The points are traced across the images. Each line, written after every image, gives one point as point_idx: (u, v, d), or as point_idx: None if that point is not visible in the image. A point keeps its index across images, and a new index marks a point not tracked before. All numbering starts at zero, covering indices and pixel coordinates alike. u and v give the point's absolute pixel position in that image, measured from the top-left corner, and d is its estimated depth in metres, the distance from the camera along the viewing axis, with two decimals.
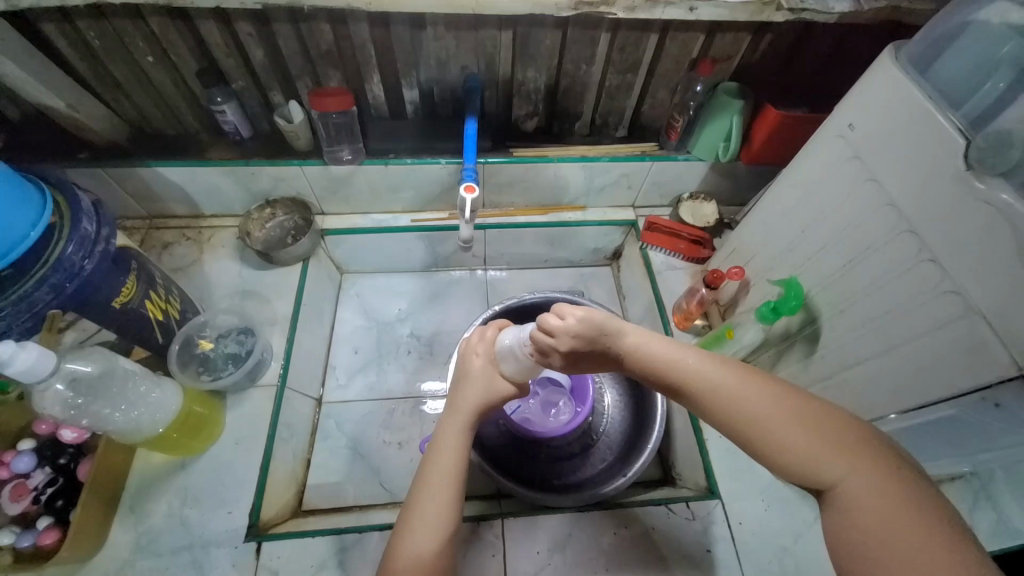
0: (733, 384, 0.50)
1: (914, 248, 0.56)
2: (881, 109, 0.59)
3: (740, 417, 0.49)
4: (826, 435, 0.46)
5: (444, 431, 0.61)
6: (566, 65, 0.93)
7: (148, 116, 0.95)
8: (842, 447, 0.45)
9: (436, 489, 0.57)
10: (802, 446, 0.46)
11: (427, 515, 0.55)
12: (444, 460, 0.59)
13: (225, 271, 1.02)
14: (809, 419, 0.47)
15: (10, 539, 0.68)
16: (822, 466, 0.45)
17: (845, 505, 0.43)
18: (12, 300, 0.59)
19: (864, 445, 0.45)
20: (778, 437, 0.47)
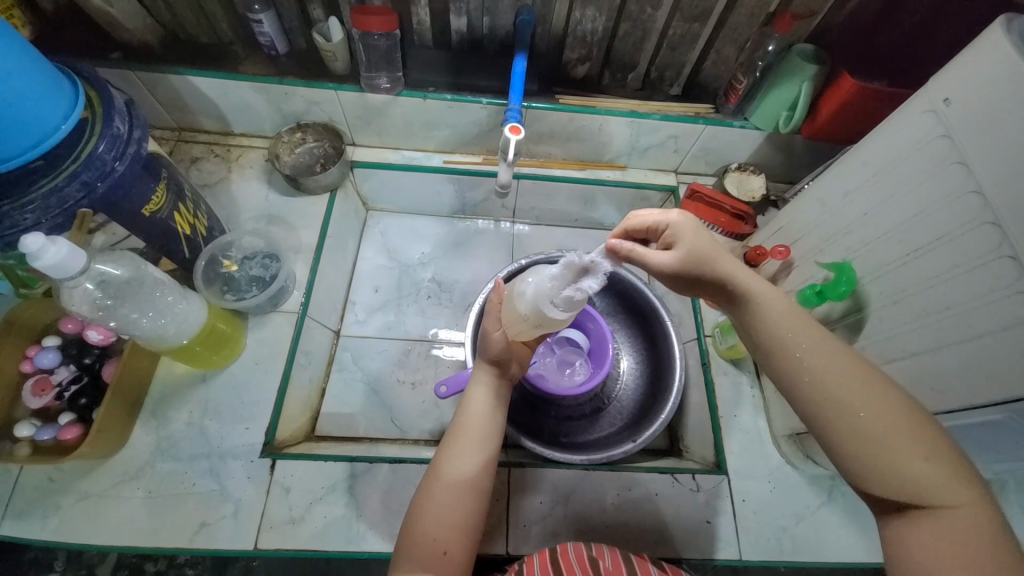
0: (843, 382, 0.48)
1: (993, 242, 0.52)
2: (983, 84, 0.53)
3: (848, 415, 0.47)
4: (929, 453, 0.45)
5: (473, 394, 0.67)
6: (629, 6, 0.85)
7: (181, 19, 0.90)
8: (944, 470, 0.44)
9: (475, 426, 0.64)
10: (904, 457, 0.45)
11: (464, 445, 0.62)
12: (474, 416, 0.65)
13: (252, 193, 1.00)
14: (915, 433, 0.46)
15: (31, 431, 0.72)
16: (919, 481, 0.44)
17: (928, 523, 0.44)
18: (42, 193, 0.58)
19: (960, 469, 0.45)
20: (879, 442, 0.46)
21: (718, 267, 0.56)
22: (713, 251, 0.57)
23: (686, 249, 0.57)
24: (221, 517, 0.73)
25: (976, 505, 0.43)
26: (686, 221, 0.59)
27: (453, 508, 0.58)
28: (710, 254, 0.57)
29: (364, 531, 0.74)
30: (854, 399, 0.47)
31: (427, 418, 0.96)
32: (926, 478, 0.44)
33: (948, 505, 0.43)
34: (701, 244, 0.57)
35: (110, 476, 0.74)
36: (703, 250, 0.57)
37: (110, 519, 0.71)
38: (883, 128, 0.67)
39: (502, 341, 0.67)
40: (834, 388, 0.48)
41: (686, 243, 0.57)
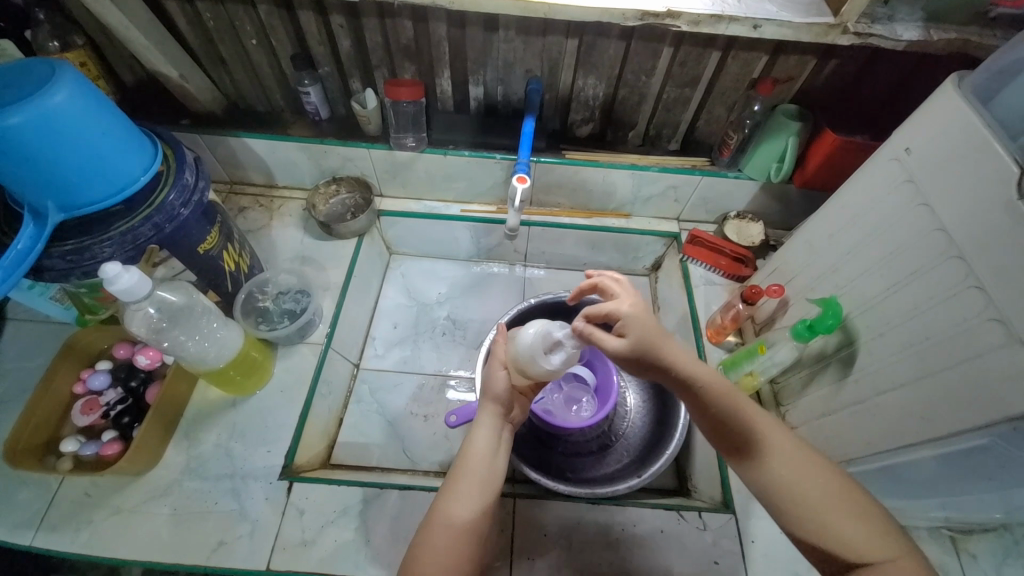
0: (782, 459, 0.54)
1: (961, 274, 0.56)
2: (938, 136, 0.60)
3: (791, 488, 0.53)
4: (863, 513, 0.51)
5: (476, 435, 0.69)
6: (626, 75, 0.97)
7: (244, 92, 1.06)
8: (876, 530, 0.50)
9: (473, 474, 0.66)
10: (841, 520, 0.50)
11: (464, 492, 0.64)
12: (475, 457, 0.67)
13: (289, 237, 1.11)
14: (845, 496, 0.52)
15: (75, 447, 0.80)
16: (857, 541, 0.49)
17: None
18: (120, 232, 0.68)
19: (891, 528, 0.50)
20: (813, 505, 0.52)
21: (667, 357, 0.57)
22: (658, 337, 0.58)
23: (639, 336, 0.58)
24: (238, 536, 0.76)
25: (908, 558, 0.48)
26: (636, 305, 0.60)
27: (450, 554, 0.60)
28: (657, 343, 0.57)
29: (371, 555, 0.76)
30: (791, 471, 0.54)
31: (438, 450, 0.99)
32: (861, 537, 0.49)
33: (883, 560, 0.48)
34: (649, 331, 0.58)
35: (140, 493, 0.79)
36: (651, 337, 0.57)
37: (134, 534, 0.76)
38: (858, 175, 0.73)
39: (504, 381, 0.72)
40: (770, 455, 0.55)
41: (636, 332, 0.58)
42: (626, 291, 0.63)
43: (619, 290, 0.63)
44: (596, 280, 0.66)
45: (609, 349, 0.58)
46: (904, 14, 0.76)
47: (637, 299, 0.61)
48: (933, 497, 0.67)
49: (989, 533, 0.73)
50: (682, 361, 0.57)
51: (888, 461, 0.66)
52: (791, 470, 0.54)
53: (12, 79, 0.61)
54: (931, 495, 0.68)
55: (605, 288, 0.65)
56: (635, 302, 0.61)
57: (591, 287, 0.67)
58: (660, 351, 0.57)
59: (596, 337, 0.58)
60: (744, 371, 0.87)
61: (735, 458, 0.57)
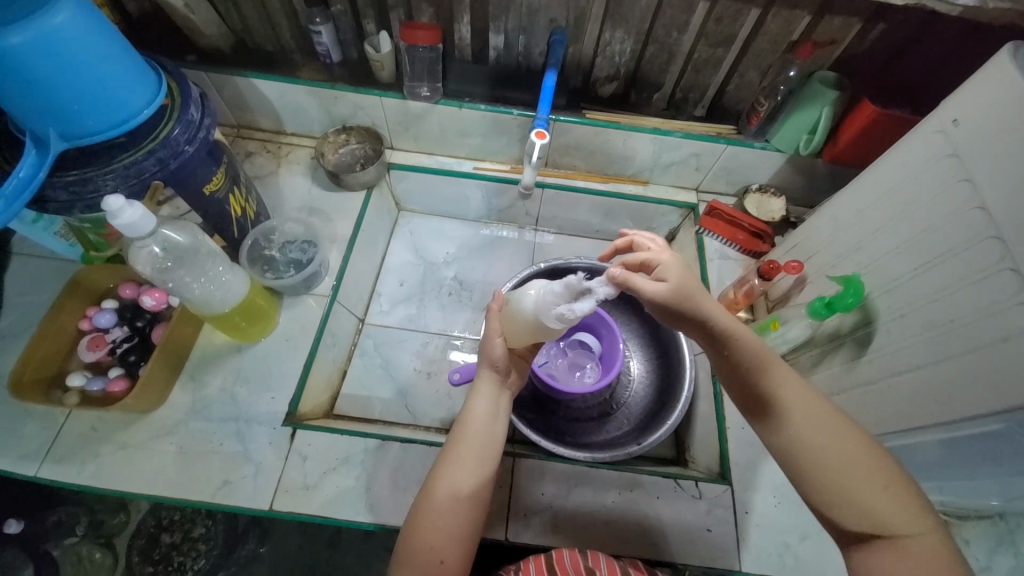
0: (817, 426, 0.53)
1: (996, 255, 0.53)
2: (990, 107, 0.56)
3: (823, 456, 0.51)
4: (894, 488, 0.49)
5: (473, 405, 0.69)
6: (657, 30, 0.91)
7: (252, 29, 1.01)
8: (906, 504, 0.49)
9: (471, 442, 0.66)
10: (869, 491, 0.49)
11: (463, 460, 0.65)
12: (471, 427, 0.67)
13: (297, 186, 1.09)
14: (879, 467, 0.50)
15: (82, 382, 0.81)
16: (883, 513, 0.48)
17: (889, 551, 0.47)
18: (124, 164, 0.66)
19: (922, 506, 0.49)
20: (843, 473, 0.50)
21: (702, 307, 0.58)
22: (695, 289, 0.59)
23: (677, 285, 0.59)
24: (241, 477, 0.78)
25: (934, 536, 0.47)
26: (673, 257, 0.62)
27: (451, 519, 0.61)
28: (696, 293, 0.58)
29: (371, 502, 0.77)
30: (825, 439, 0.52)
31: (440, 407, 1.00)
32: (889, 510, 0.48)
33: (907, 535, 0.47)
34: (687, 281, 0.59)
35: (146, 430, 0.80)
36: (688, 287, 0.59)
37: (141, 469, 0.77)
38: (896, 148, 0.69)
39: (502, 348, 0.71)
40: (806, 421, 0.53)
41: (675, 278, 0.60)
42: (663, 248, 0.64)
43: (655, 245, 0.64)
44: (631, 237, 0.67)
45: (645, 295, 0.59)
46: None
47: (672, 255, 0.63)
48: (934, 480, 0.67)
49: (982, 519, 0.71)
50: (717, 313, 0.58)
51: (893, 442, 0.66)
52: (824, 437, 0.52)
53: None
54: (932, 479, 0.68)
55: (639, 244, 0.67)
56: (674, 256, 0.62)
57: (627, 244, 0.69)
58: (695, 299, 0.58)
59: (631, 282, 0.58)
60: None
61: (764, 420, 0.56)
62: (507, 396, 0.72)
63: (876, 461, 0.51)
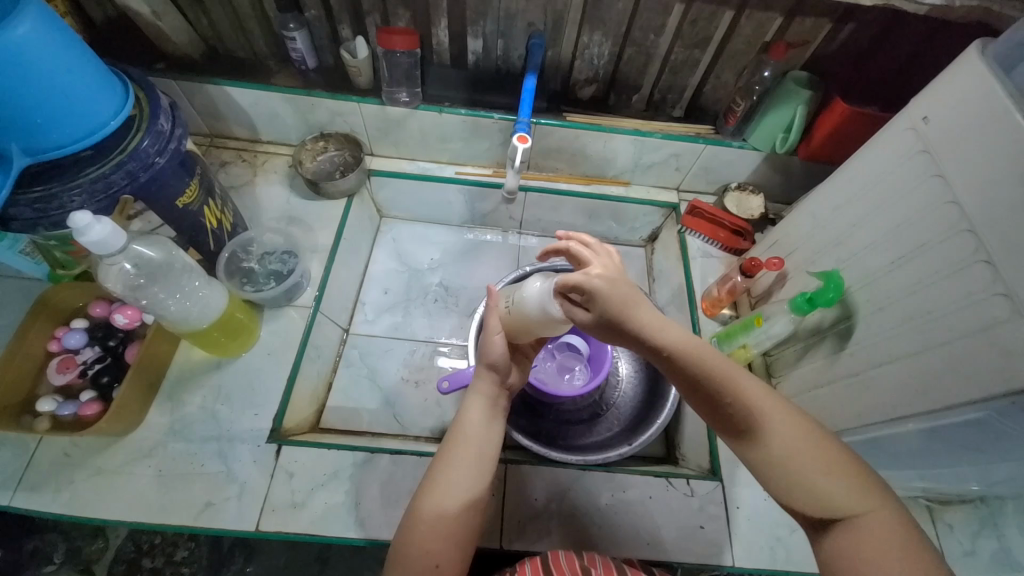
0: (770, 423, 0.52)
1: (970, 248, 0.55)
2: (959, 104, 0.57)
3: (778, 455, 0.51)
4: (841, 470, 0.50)
5: (472, 406, 0.68)
6: (634, 32, 0.92)
7: (223, 36, 0.98)
8: (852, 482, 0.49)
9: (471, 443, 0.65)
10: (816, 476, 0.50)
11: (462, 461, 0.64)
12: (472, 428, 0.66)
13: (275, 195, 1.06)
14: (829, 453, 0.51)
15: (53, 407, 0.77)
16: (835, 496, 0.49)
17: (847, 535, 0.48)
18: (90, 178, 0.63)
19: (867, 482, 0.50)
20: (796, 462, 0.51)
21: (635, 322, 0.55)
22: (625, 305, 0.56)
23: (603, 306, 0.56)
24: (225, 498, 0.75)
25: (885, 509, 0.48)
26: (605, 273, 0.58)
27: (449, 522, 0.60)
28: (627, 308, 0.56)
29: (363, 517, 0.76)
30: (778, 436, 0.52)
31: (429, 415, 0.99)
32: (840, 493, 0.49)
33: (859, 514, 0.48)
34: (619, 297, 0.56)
35: (122, 454, 0.77)
36: (617, 304, 0.56)
37: (119, 494, 0.74)
38: (870, 146, 0.70)
39: (503, 347, 0.69)
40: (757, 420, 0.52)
41: (603, 301, 0.57)
42: (597, 255, 0.61)
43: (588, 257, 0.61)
44: (567, 245, 0.63)
45: (579, 321, 0.60)
46: None
47: (606, 265, 0.60)
48: (917, 468, 0.69)
49: (966, 504, 0.72)
50: (651, 326, 0.55)
51: (875, 432, 0.68)
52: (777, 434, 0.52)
53: None
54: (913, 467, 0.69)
55: (574, 253, 0.63)
56: (605, 270, 0.59)
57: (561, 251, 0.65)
58: (626, 314, 0.56)
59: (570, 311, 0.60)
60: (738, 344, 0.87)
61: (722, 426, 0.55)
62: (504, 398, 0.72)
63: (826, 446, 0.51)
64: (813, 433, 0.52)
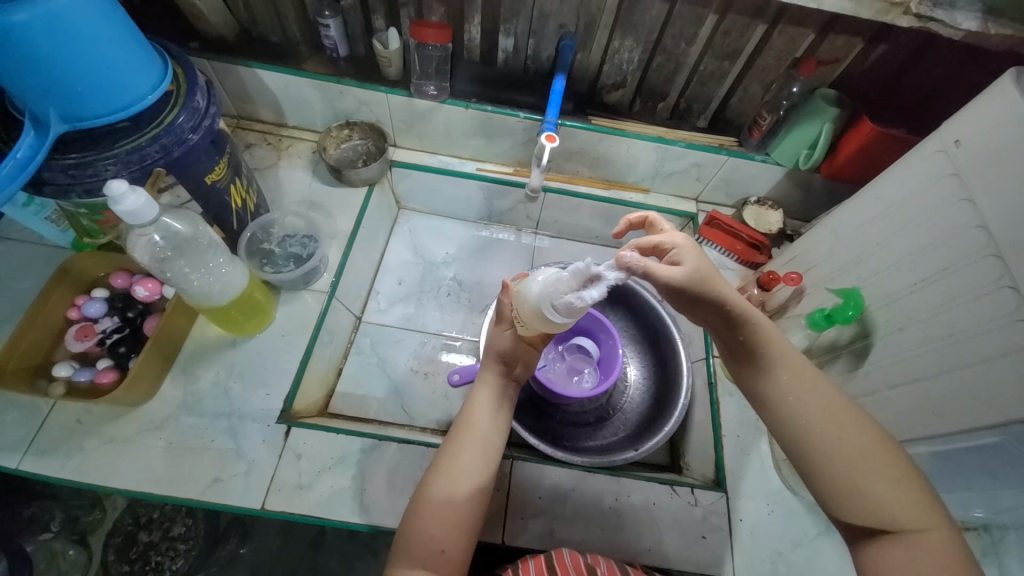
0: (827, 421, 0.53)
1: (995, 273, 0.55)
2: (993, 130, 0.57)
3: (836, 456, 0.51)
4: (903, 481, 0.50)
5: (476, 396, 0.69)
6: (665, 40, 0.92)
7: (258, 19, 1.00)
8: (912, 497, 0.49)
9: (475, 432, 0.66)
10: (876, 485, 0.50)
11: (467, 449, 0.64)
12: (476, 417, 0.67)
13: (297, 180, 1.07)
14: (893, 462, 0.51)
15: (69, 372, 0.78)
16: (892, 508, 0.49)
17: (898, 548, 0.48)
18: (126, 150, 0.64)
19: (927, 499, 0.49)
20: (854, 467, 0.50)
21: (719, 291, 0.56)
22: (713, 275, 0.56)
23: (693, 266, 0.57)
24: (233, 475, 0.76)
25: (942, 527, 0.48)
26: (689, 240, 0.60)
27: (454, 507, 0.60)
28: (713, 277, 0.56)
29: (367, 503, 0.76)
30: (836, 437, 0.52)
31: (436, 408, 0.99)
32: (895, 504, 0.49)
33: (916, 530, 0.48)
34: (705, 265, 0.57)
35: (134, 424, 0.78)
36: (707, 270, 0.56)
37: (129, 464, 0.75)
38: (897, 167, 0.71)
39: (510, 340, 0.71)
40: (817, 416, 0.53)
41: (691, 263, 0.57)
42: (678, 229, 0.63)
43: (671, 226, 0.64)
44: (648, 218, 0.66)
45: (662, 279, 0.56)
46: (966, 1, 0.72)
47: (687, 237, 0.62)
48: None
49: (970, 530, 0.66)
50: (732, 300, 0.57)
51: None
52: (836, 437, 0.52)
53: None
54: None
55: (654, 224, 0.66)
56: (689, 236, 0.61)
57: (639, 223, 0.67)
58: (713, 282, 0.56)
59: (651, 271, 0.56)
60: None
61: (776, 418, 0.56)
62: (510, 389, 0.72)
63: (887, 455, 0.51)
64: (878, 441, 0.52)
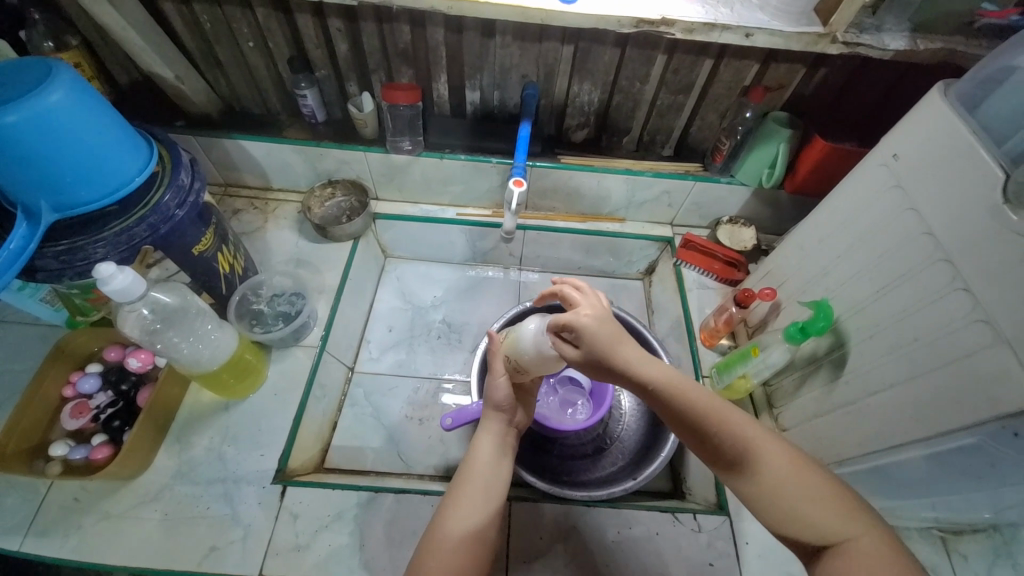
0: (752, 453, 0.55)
1: (948, 277, 0.57)
2: (925, 142, 0.61)
3: (765, 482, 0.54)
4: (827, 496, 0.52)
5: (479, 445, 0.70)
6: (621, 81, 0.98)
7: (240, 95, 1.06)
8: (836, 506, 0.51)
9: (479, 480, 0.66)
10: (801, 502, 0.52)
11: (470, 497, 0.65)
12: (479, 466, 0.68)
13: (284, 239, 1.11)
14: (809, 476, 0.53)
15: (64, 451, 0.78)
16: (821, 523, 0.51)
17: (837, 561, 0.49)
18: (115, 232, 0.68)
19: (851, 507, 0.51)
20: (780, 488, 0.53)
21: (621, 358, 0.58)
22: (614, 341, 0.58)
23: (593, 341, 0.59)
24: (230, 541, 0.75)
25: (872, 532, 0.49)
26: (595, 312, 0.61)
27: (460, 558, 0.60)
28: (614, 343, 0.58)
29: (367, 559, 0.75)
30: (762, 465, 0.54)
31: (433, 453, 0.99)
32: (827, 520, 0.51)
33: (849, 541, 0.49)
34: (605, 335, 0.59)
35: (130, 498, 0.78)
36: (605, 341, 0.58)
37: (124, 539, 0.74)
38: (848, 181, 0.74)
39: (506, 389, 0.71)
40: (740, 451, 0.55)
41: (593, 336, 0.59)
42: (586, 297, 0.64)
43: (577, 298, 0.63)
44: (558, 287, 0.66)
45: (569, 357, 0.61)
46: (891, 24, 0.78)
47: (594, 306, 0.62)
48: (924, 498, 0.68)
49: (977, 531, 0.68)
50: (637, 362, 0.58)
51: (875, 460, 0.68)
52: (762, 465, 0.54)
53: (9, 76, 0.61)
54: (920, 497, 0.68)
55: (565, 295, 0.65)
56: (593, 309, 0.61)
57: (555, 294, 0.68)
58: (612, 349, 0.58)
59: (560, 346, 0.62)
60: (737, 373, 0.88)
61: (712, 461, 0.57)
62: (512, 436, 0.73)
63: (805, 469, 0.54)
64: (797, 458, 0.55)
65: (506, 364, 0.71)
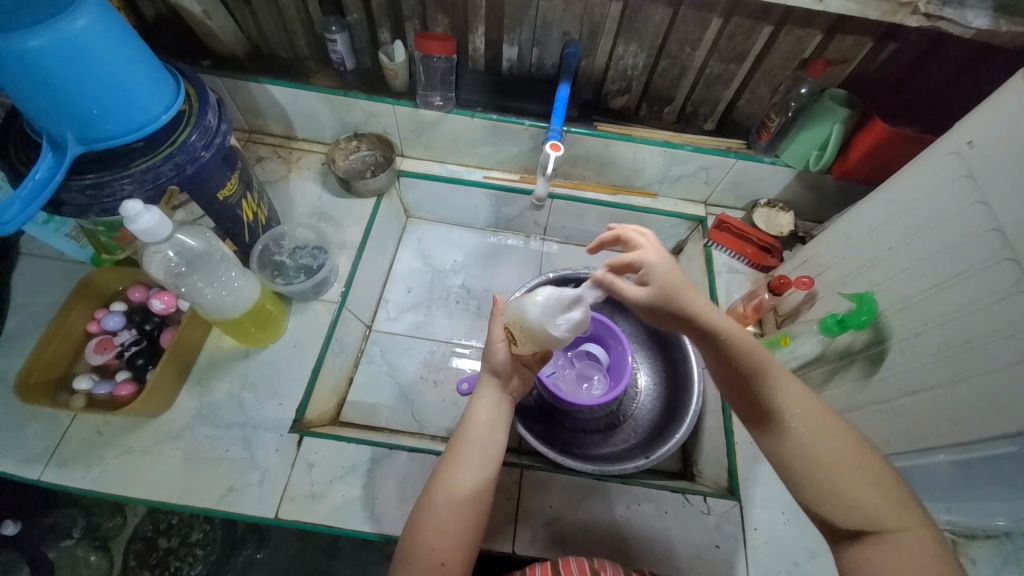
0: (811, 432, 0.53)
1: (1012, 278, 0.54)
2: (1004, 130, 0.56)
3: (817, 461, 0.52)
4: (878, 481, 0.51)
5: (475, 410, 0.69)
6: (670, 45, 0.92)
7: (267, 36, 1.02)
8: (890, 496, 0.50)
9: (474, 444, 0.66)
10: (853, 485, 0.51)
11: (466, 461, 0.64)
12: (476, 428, 0.67)
13: (307, 191, 1.09)
14: (867, 463, 0.52)
15: (89, 385, 0.80)
16: (871, 509, 0.50)
17: (881, 547, 0.48)
18: (141, 169, 0.66)
19: (904, 498, 0.50)
20: (834, 468, 0.52)
21: (689, 304, 0.57)
22: (681, 286, 0.58)
23: (661, 283, 0.58)
24: (247, 484, 0.77)
25: (920, 527, 0.49)
26: (662, 256, 0.60)
27: (452, 521, 0.60)
28: (683, 287, 0.58)
29: (378, 513, 0.76)
30: (818, 443, 0.53)
31: (446, 416, 1.00)
32: (876, 506, 0.50)
33: (895, 531, 0.49)
34: (673, 279, 0.59)
35: (151, 435, 0.80)
36: (674, 285, 0.58)
37: (146, 474, 0.77)
38: (910, 169, 0.69)
39: (505, 354, 0.71)
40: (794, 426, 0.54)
41: (660, 278, 0.59)
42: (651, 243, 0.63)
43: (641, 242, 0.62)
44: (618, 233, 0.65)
45: (630, 298, 0.60)
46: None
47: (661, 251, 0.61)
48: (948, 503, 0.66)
49: (989, 539, 0.65)
50: (705, 312, 0.57)
51: (901, 461, 0.66)
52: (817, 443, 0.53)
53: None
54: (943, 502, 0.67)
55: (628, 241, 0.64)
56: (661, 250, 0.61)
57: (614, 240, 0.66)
58: (681, 295, 0.58)
59: (618, 286, 0.59)
60: None
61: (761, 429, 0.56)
62: (509, 402, 0.72)
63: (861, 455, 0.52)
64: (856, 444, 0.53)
65: (506, 331, 0.70)
